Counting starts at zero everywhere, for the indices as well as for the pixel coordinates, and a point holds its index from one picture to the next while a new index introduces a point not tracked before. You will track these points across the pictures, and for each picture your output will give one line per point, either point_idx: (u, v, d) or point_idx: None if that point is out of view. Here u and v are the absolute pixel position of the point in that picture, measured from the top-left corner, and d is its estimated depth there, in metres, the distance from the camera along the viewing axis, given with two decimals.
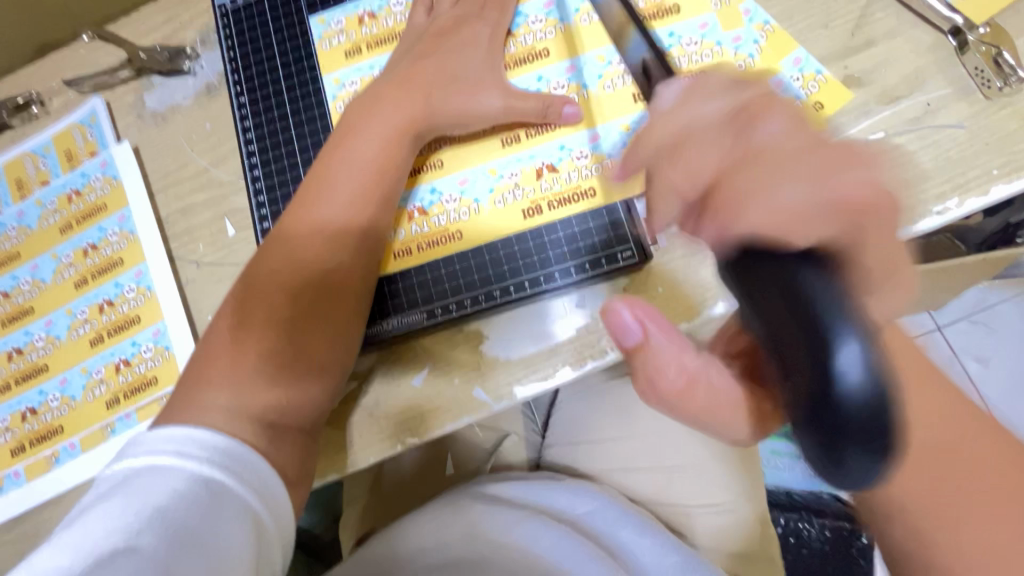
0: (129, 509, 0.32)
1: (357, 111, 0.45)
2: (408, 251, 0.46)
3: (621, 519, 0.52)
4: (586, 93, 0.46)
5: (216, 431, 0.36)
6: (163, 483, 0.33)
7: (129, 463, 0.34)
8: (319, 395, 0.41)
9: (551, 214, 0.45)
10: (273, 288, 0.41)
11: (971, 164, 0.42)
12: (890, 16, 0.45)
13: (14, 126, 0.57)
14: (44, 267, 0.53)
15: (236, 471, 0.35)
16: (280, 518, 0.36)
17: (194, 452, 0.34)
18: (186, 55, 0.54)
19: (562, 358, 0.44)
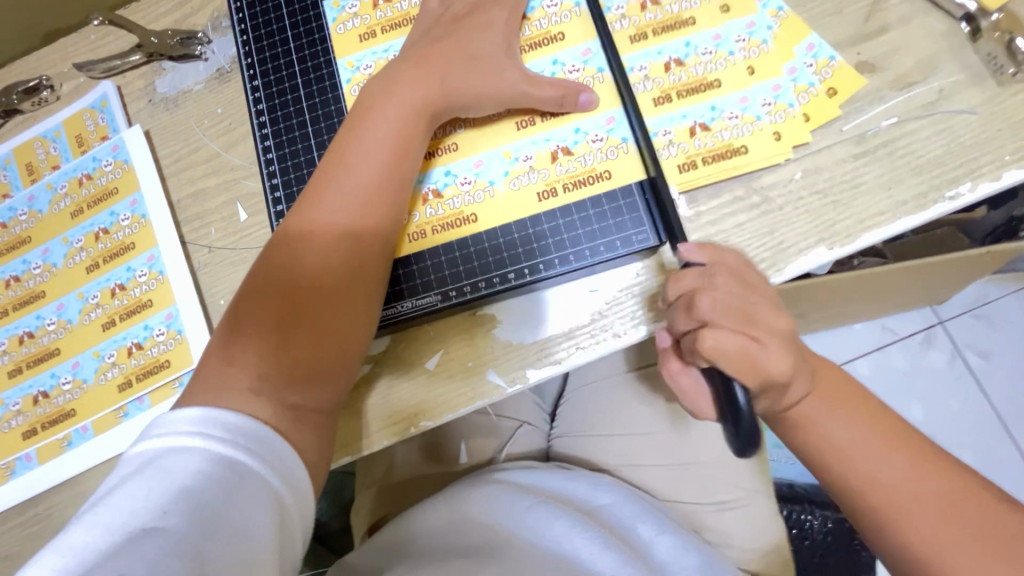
0: (155, 488, 0.32)
1: (370, 92, 0.45)
2: (423, 233, 0.46)
3: (640, 513, 0.52)
4: (605, 79, 0.46)
5: (237, 413, 0.37)
6: (188, 463, 0.33)
7: (151, 445, 0.35)
8: (336, 375, 0.41)
9: (566, 197, 0.45)
10: (291, 269, 0.41)
11: (984, 150, 0.42)
12: (904, 3, 0.45)
13: (24, 110, 0.57)
14: (55, 251, 0.53)
15: (258, 453, 0.35)
16: (300, 500, 0.37)
17: (217, 434, 0.35)
18: (197, 39, 0.54)
19: (577, 341, 0.44)
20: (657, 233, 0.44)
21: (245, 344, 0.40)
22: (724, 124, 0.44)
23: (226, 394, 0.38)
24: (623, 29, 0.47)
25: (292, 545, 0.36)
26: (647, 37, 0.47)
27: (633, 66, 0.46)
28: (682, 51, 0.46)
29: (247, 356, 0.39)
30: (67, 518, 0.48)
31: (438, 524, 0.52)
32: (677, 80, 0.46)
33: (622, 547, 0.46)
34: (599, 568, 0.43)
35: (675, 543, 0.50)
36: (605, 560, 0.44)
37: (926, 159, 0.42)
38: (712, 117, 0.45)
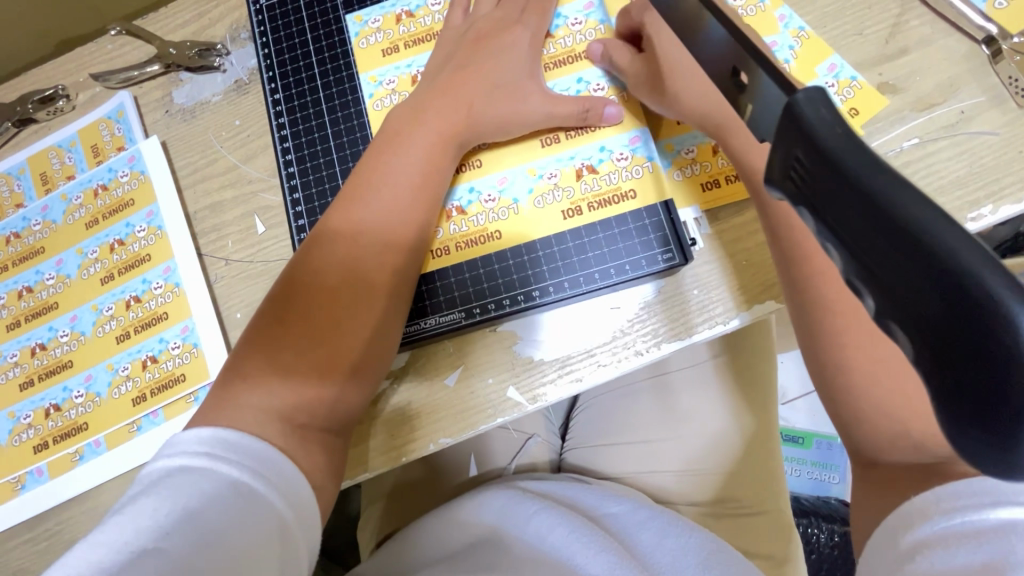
0: (159, 509, 0.31)
1: (400, 114, 0.45)
2: (446, 250, 0.46)
3: (645, 522, 0.50)
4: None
5: (247, 434, 0.36)
6: (195, 484, 0.33)
7: (161, 464, 0.34)
8: (352, 394, 0.41)
9: (591, 215, 0.45)
10: (315, 287, 0.41)
11: (1006, 172, 0.42)
12: (925, 24, 0.46)
13: (39, 120, 0.57)
14: (69, 262, 0.53)
15: (265, 475, 0.35)
16: (306, 523, 0.36)
17: (226, 455, 0.34)
18: (215, 51, 0.54)
19: (597, 359, 0.44)
20: (682, 252, 0.43)
21: (268, 362, 0.39)
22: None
23: (246, 414, 0.37)
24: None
25: (298, 570, 0.35)
26: None
27: None
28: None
29: (265, 374, 0.39)
30: (78, 533, 0.47)
31: (453, 535, 0.53)
32: None
33: (619, 550, 0.45)
34: (591, 571, 0.42)
35: (678, 544, 0.48)
36: (598, 561, 0.43)
37: (948, 180, 0.43)
38: None
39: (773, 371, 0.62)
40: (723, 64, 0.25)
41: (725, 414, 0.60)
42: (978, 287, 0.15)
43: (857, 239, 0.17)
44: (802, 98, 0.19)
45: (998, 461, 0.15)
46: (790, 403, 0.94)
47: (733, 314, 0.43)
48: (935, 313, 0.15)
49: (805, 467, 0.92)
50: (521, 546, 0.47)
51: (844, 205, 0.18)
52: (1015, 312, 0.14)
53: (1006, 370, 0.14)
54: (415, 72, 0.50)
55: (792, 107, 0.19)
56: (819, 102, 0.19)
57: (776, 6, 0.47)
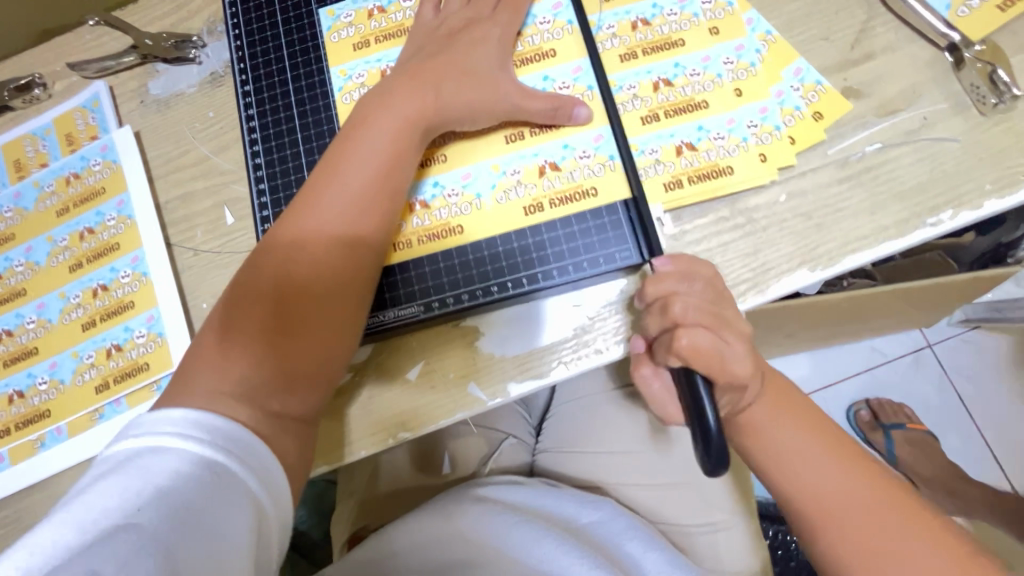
0: (129, 488, 0.31)
1: (362, 108, 0.45)
2: (409, 243, 0.46)
3: (629, 531, 0.52)
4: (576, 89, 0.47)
5: (219, 415, 0.36)
6: (166, 464, 0.33)
7: (130, 444, 0.34)
8: (311, 386, 0.41)
9: (552, 211, 0.45)
10: (283, 272, 0.41)
11: (965, 178, 0.42)
12: (890, 31, 0.46)
13: (15, 107, 0.57)
14: (39, 250, 0.53)
15: (238, 455, 0.35)
16: (279, 506, 0.36)
17: (198, 435, 0.34)
18: (191, 43, 0.54)
19: (557, 357, 0.44)
20: (642, 251, 0.44)
21: (229, 345, 0.39)
22: (710, 144, 0.45)
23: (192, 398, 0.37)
24: (615, 46, 0.47)
25: (266, 552, 0.35)
26: (637, 56, 0.47)
27: (622, 84, 0.47)
28: (670, 71, 0.46)
29: (226, 360, 0.39)
30: (37, 519, 0.48)
31: (419, 542, 0.52)
32: (665, 100, 0.46)
33: (606, 563, 0.46)
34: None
35: (662, 558, 0.50)
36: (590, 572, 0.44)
37: (909, 185, 0.43)
38: (698, 137, 0.45)
39: None
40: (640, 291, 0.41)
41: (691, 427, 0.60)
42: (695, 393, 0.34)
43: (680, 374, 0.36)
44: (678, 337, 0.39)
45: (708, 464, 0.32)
46: None
47: None
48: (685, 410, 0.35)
49: None
50: (505, 560, 0.46)
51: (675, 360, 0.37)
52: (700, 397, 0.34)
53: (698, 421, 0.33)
54: (385, 67, 0.50)
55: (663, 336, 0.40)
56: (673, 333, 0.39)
57: (744, 9, 0.47)
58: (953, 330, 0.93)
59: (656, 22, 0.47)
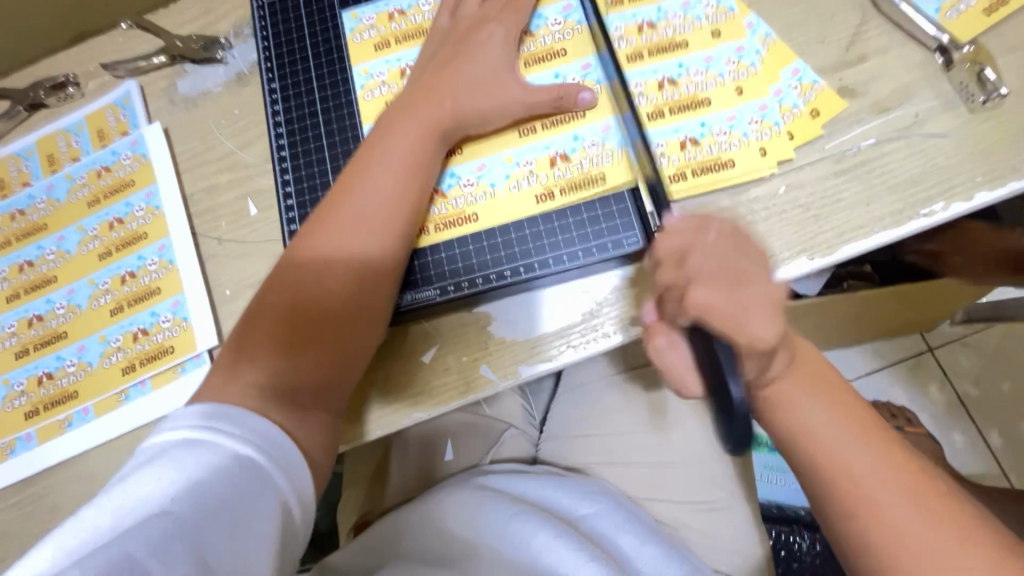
0: (164, 478, 0.33)
1: (377, 129, 0.47)
2: (427, 230, 0.48)
3: (624, 525, 0.52)
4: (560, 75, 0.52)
5: (252, 412, 0.38)
6: (201, 457, 0.34)
7: (165, 437, 0.36)
8: (330, 371, 0.42)
9: (563, 200, 0.47)
10: (311, 271, 0.43)
11: (956, 171, 0.45)
12: (883, 34, 0.48)
13: (50, 105, 0.60)
14: (69, 239, 0.55)
15: (266, 449, 0.37)
16: (303, 505, 0.38)
17: (231, 431, 0.36)
18: (218, 44, 0.57)
19: (566, 342, 0.46)
20: (648, 238, 0.46)
21: (262, 339, 0.42)
22: (713, 139, 0.47)
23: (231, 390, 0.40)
24: (622, 47, 0.50)
25: (290, 542, 0.37)
26: (643, 57, 0.50)
27: (629, 83, 0.49)
28: (675, 70, 0.49)
29: (260, 353, 0.41)
30: (63, 496, 0.49)
31: (425, 527, 0.53)
32: (670, 98, 0.48)
33: (606, 560, 0.46)
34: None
35: (659, 551, 0.50)
36: (589, 570, 0.44)
37: (902, 178, 0.45)
38: (701, 133, 0.47)
39: None
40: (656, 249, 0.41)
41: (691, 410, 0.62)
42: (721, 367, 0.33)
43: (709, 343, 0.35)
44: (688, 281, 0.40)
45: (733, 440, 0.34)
46: None
47: None
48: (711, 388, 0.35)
49: (789, 476, 0.94)
50: (504, 554, 0.47)
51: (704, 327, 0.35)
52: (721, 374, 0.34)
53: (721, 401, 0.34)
54: (404, 66, 0.53)
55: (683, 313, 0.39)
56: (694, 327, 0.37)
57: (744, 14, 0.50)
58: (953, 332, 0.94)
59: (661, 25, 0.50)
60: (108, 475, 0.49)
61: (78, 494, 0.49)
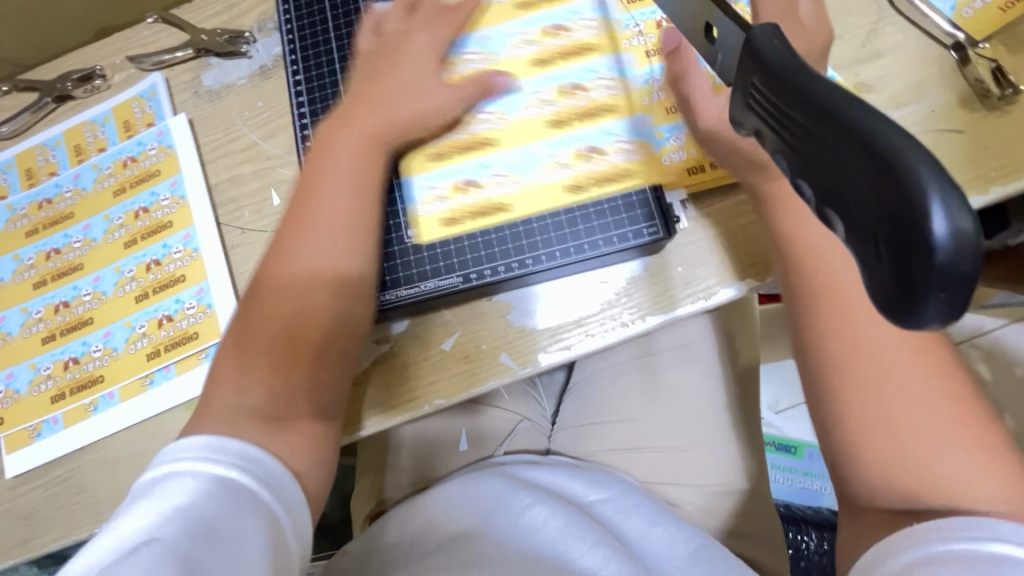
0: (153, 509, 0.34)
1: (315, 149, 0.49)
2: (461, 219, 0.49)
3: (633, 509, 0.53)
4: (495, 57, 0.51)
5: (235, 438, 0.39)
6: (184, 486, 0.36)
7: (154, 472, 0.38)
8: (338, 366, 0.44)
9: (596, 191, 0.48)
10: (284, 289, 0.44)
11: (970, 166, 0.45)
12: (898, 32, 0.49)
13: (77, 97, 0.61)
14: (96, 227, 0.56)
15: (250, 470, 0.38)
16: (294, 517, 0.39)
17: (212, 457, 0.38)
18: (243, 38, 0.59)
19: (585, 330, 0.47)
20: (666, 226, 0.47)
21: (260, 353, 0.43)
22: None
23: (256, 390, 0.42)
24: (640, 44, 0.51)
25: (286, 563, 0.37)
26: (666, 51, 0.51)
27: (653, 76, 0.50)
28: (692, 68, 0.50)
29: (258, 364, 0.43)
30: (89, 478, 0.50)
31: (441, 509, 0.54)
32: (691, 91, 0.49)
33: (615, 546, 0.47)
34: (587, 566, 0.44)
35: (668, 533, 0.50)
36: (593, 556, 0.45)
37: None
38: None
39: (755, 347, 0.64)
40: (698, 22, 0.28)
41: (705, 396, 0.61)
42: (909, 177, 0.16)
43: (826, 164, 0.18)
44: (758, 34, 0.22)
45: (902, 315, 0.17)
46: (783, 412, 0.98)
47: (712, 290, 0.46)
48: (858, 215, 0.17)
49: (796, 475, 0.95)
50: (517, 538, 0.48)
51: (815, 141, 0.19)
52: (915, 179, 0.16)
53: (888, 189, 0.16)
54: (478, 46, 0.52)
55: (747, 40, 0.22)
56: (770, 35, 0.22)
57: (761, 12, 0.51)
58: None
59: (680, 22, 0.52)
60: (133, 458, 0.50)
61: (104, 476, 0.50)
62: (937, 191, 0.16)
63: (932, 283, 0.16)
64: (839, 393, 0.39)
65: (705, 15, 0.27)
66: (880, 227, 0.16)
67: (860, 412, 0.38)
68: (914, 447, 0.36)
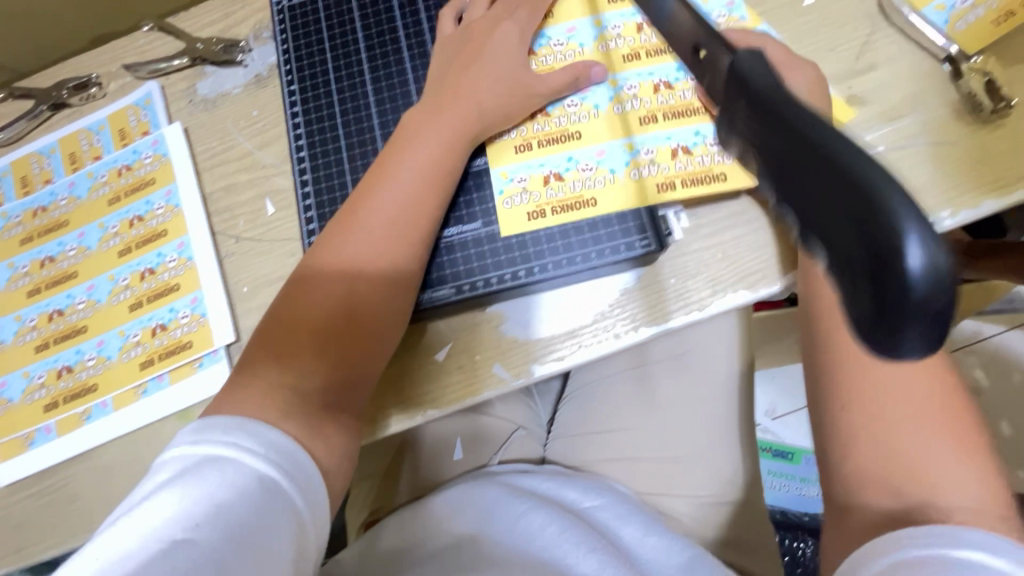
0: (192, 501, 0.33)
1: (397, 137, 0.48)
2: (543, 213, 0.49)
3: (628, 516, 0.53)
4: (581, 50, 0.53)
5: (274, 429, 0.38)
6: (224, 475, 0.34)
7: (187, 451, 0.35)
8: (358, 370, 0.43)
9: (683, 191, 0.47)
10: (341, 278, 0.43)
11: (964, 180, 0.45)
12: (892, 44, 0.49)
13: (72, 105, 0.61)
14: (90, 235, 0.56)
15: (285, 468, 0.37)
16: (316, 523, 0.37)
17: (252, 448, 0.36)
18: (238, 47, 0.59)
19: (578, 341, 0.47)
20: (659, 240, 0.47)
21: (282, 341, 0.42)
22: (705, 149, 0.48)
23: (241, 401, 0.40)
24: (622, 45, 0.52)
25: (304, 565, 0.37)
26: (641, 57, 0.52)
27: (622, 86, 0.51)
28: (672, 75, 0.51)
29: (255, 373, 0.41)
30: (82, 488, 0.50)
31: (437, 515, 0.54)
32: (664, 103, 0.50)
33: (610, 550, 0.47)
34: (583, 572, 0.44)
35: (661, 541, 0.50)
36: (589, 562, 0.45)
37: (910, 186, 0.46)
38: (694, 142, 0.49)
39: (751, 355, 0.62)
40: (684, 45, 0.28)
41: (702, 407, 0.61)
42: (885, 209, 0.16)
43: (800, 190, 0.19)
44: (741, 60, 0.23)
45: (882, 344, 0.17)
46: (780, 418, 0.96)
47: (705, 302, 0.47)
48: (835, 240, 0.17)
49: (793, 482, 0.95)
50: (514, 545, 0.48)
51: (791, 166, 0.19)
52: (889, 206, 0.16)
53: (862, 215, 0.17)
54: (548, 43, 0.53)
55: (733, 65, 0.23)
56: (753, 62, 0.23)
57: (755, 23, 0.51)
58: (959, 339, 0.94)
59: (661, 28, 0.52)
60: (125, 468, 0.50)
61: (97, 485, 0.50)
62: (912, 224, 0.16)
63: (907, 308, 0.16)
64: (840, 401, 0.39)
65: (693, 37, 0.27)
66: (856, 253, 0.17)
67: (857, 419, 0.39)
68: (901, 456, 0.37)
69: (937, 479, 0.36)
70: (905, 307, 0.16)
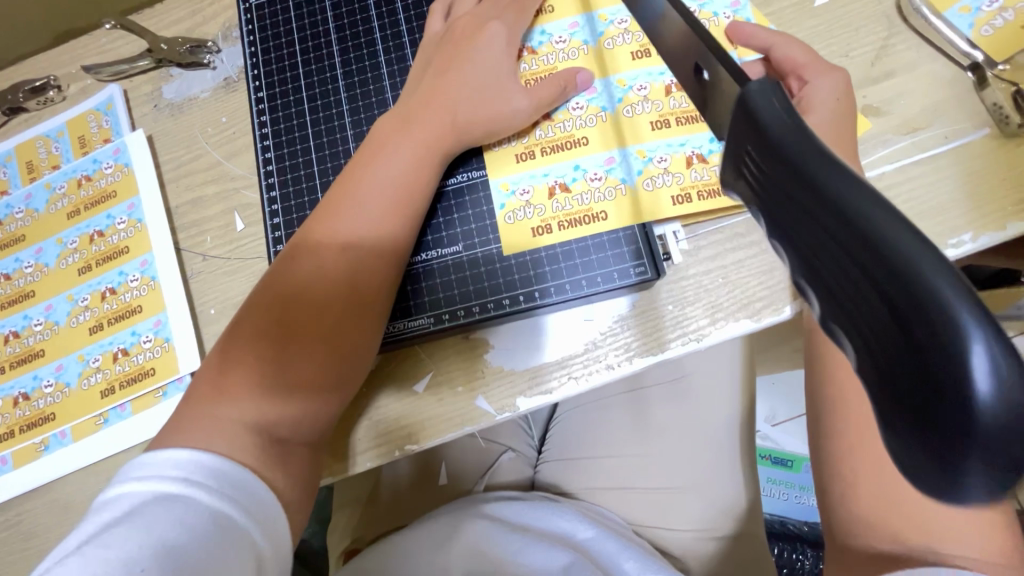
0: (137, 541, 0.30)
1: (373, 146, 0.44)
2: (549, 228, 0.45)
3: (623, 549, 0.50)
4: (586, 48, 0.48)
5: (229, 459, 0.35)
6: (173, 514, 0.31)
7: (131, 487, 0.32)
8: (322, 410, 0.39)
9: (698, 205, 0.44)
10: (310, 304, 0.39)
11: (987, 200, 0.42)
12: (910, 49, 0.45)
13: (30, 109, 0.57)
14: (48, 251, 0.53)
15: (242, 503, 0.33)
16: (279, 557, 0.35)
17: (204, 481, 0.33)
18: (206, 48, 0.55)
19: (568, 372, 0.44)
20: (655, 267, 0.43)
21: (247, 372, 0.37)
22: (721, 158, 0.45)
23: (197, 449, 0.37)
24: (626, 43, 0.48)
25: None
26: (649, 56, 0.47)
27: (631, 85, 0.47)
28: None
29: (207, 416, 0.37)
30: (39, 524, 0.47)
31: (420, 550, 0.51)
32: (677, 106, 0.46)
33: None
34: None
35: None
36: None
37: (928, 206, 0.42)
38: (710, 149, 0.45)
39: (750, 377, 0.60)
40: (686, 65, 0.24)
41: (698, 433, 0.58)
42: (951, 325, 0.14)
43: (841, 281, 0.16)
44: (755, 88, 0.18)
45: (937, 473, 0.15)
46: (780, 425, 0.92)
47: (704, 333, 0.43)
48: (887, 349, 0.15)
49: (792, 491, 0.92)
50: None
51: (828, 248, 0.16)
52: (958, 319, 0.14)
53: (923, 330, 0.14)
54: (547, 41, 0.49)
55: (743, 98, 0.19)
56: (769, 92, 0.18)
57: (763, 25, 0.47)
58: None
59: None
60: (84, 503, 0.47)
61: (55, 521, 0.47)
62: (986, 347, 0.13)
63: (975, 442, 0.14)
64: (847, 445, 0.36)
65: (694, 56, 0.23)
66: (915, 372, 0.14)
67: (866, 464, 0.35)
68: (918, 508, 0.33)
69: (952, 530, 0.32)
70: (971, 439, 0.14)
